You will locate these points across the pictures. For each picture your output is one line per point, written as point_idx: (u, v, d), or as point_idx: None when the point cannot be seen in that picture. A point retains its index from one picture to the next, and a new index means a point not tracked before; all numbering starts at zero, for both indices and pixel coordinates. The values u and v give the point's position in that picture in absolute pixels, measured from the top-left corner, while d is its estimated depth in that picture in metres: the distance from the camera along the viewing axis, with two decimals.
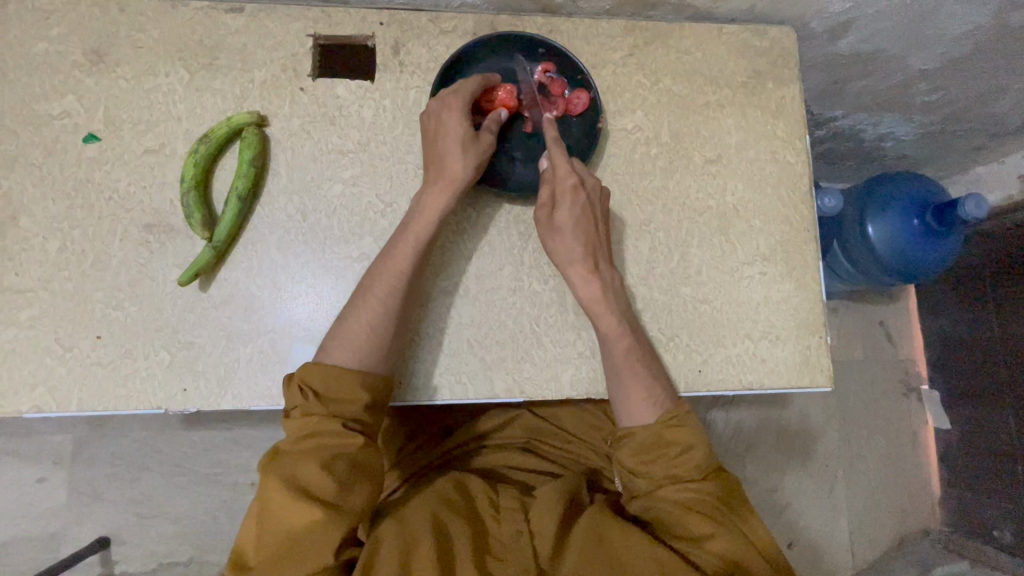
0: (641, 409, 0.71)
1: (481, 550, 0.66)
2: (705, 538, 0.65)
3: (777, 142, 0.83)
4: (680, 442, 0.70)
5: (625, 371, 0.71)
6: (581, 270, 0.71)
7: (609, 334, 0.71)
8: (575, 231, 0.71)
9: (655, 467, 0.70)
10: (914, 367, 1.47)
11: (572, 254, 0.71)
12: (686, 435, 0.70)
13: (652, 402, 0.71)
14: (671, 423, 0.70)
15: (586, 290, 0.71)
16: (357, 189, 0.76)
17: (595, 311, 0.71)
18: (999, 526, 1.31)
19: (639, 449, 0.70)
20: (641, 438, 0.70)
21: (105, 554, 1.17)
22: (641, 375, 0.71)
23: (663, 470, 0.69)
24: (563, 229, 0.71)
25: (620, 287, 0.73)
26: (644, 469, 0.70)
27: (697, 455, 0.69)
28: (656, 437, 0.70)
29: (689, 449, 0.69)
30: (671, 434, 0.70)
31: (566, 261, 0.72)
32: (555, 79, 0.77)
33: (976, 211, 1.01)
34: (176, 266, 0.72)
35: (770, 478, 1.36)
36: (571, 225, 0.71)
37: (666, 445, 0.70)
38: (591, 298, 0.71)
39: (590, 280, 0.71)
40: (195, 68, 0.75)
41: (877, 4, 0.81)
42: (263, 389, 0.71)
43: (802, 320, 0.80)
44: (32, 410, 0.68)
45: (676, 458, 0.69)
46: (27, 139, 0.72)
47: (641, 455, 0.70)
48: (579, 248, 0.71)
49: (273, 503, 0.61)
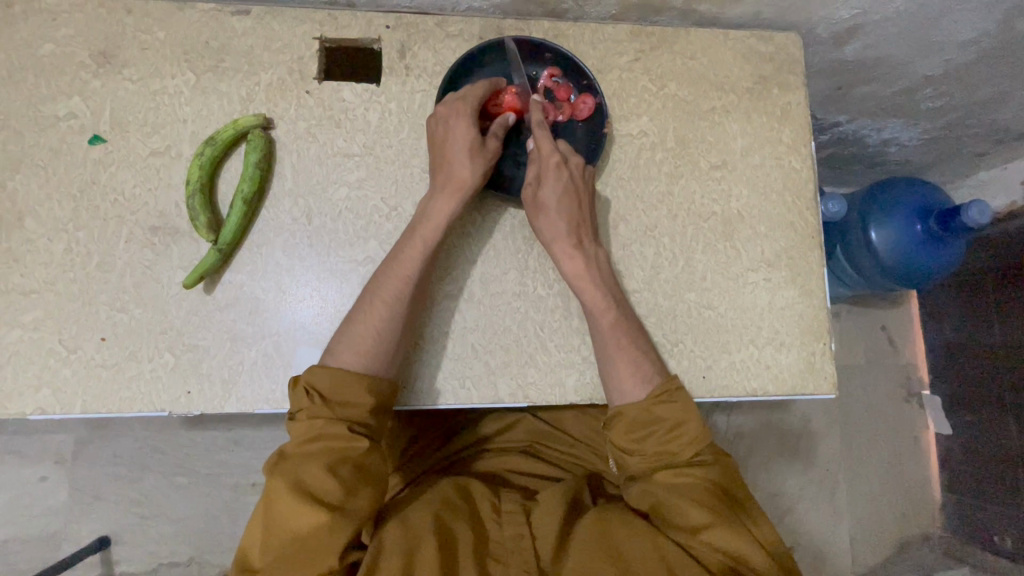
0: (632, 387, 0.71)
1: (481, 553, 0.66)
2: (703, 529, 0.64)
3: (782, 148, 0.83)
4: (672, 418, 0.69)
5: (613, 349, 0.71)
6: (566, 246, 0.72)
7: (595, 310, 0.72)
8: (560, 207, 0.72)
9: (648, 444, 0.70)
10: (917, 372, 1.47)
11: (557, 231, 0.72)
12: (677, 411, 0.70)
13: (642, 379, 0.71)
14: (660, 399, 0.70)
15: (571, 266, 0.72)
16: (362, 192, 0.76)
17: (578, 285, 0.72)
18: (999, 532, 1.32)
19: (631, 427, 0.70)
20: (631, 415, 0.70)
21: (106, 554, 1.17)
22: (628, 351, 0.71)
23: (656, 446, 0.69)
24: (547, 206, 0.72)
25: (605, 261, 0.74)
26: (635, 447, 0.70)
27: (688, 432, 0.69)
28: (648, 415, 0.70)
29: (680, 426, 0.69)
30: (662, 410, 0.70)
31: (551, 238, 0.72)
32: (561, 84, 0.77)
33: (980, 218, 1.01)
34: (182, 268, 0.72)
35: (771, 483, 1.36)
36: (556, 202, 0.72)
37: (657, 421, 0.70)
38: (575, 274, 0.72)
39: (574, 256, 0.72)
40: (201, 71, 0.75)
41: (883, 11, 0.81)
42: (267, 392, 0.71)
43: (806, 327, 0.80)
44: (37, 412, 0.68)
45: (668, 434, 0.69)
46: (32, 140, 0.72)
47: (633, 435, 0.70)
48: (563, 224, 0.72)
49: (276, 508, 0.60)
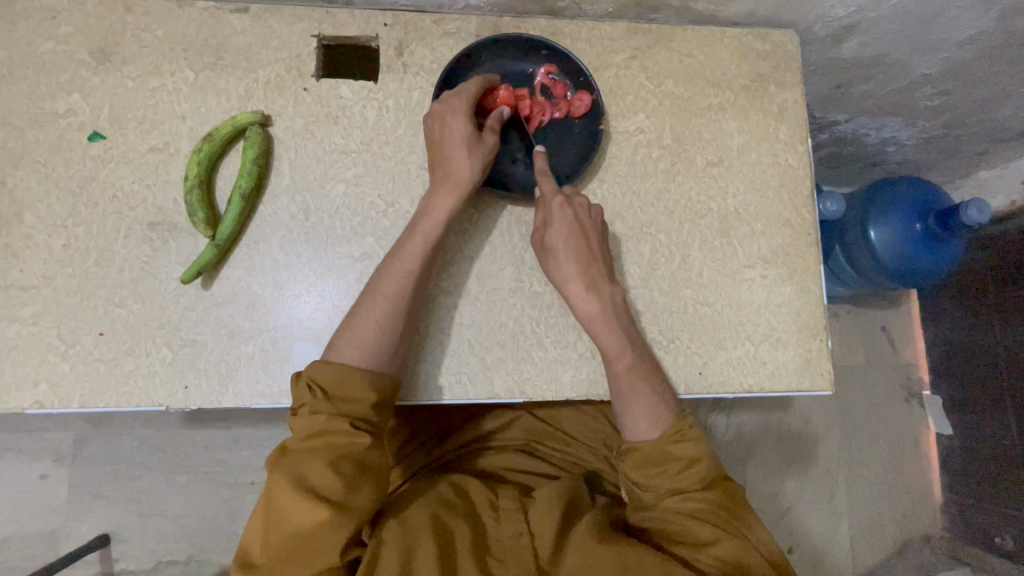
0: (646, 425, 0.70)
1: (481, 551, 0.66)
2: (707, 544, 0.65)
3: (779, 145, 0.83)
4: (687, 456, 0.69)
5: (628, 389, 0.71)
6: (578, 288, 0.71)
7: (612, 355, 0.71)
8: (568, 249, 0.71)
9: (659, 480, 0.69)
10: (918, 372, 1.46)
11: (568, 273, 0.71)
12: (691, 450, 0.69)
13: (656, 419, 0.71)
14: (674, 439, 0.69)
15: (586, 309, 0.71)
16: (359, 189, 0.76)
17: (594, 330, 0.71)
18: (1001, 533, 1.30)
19: (644, 464, 0.70)
20: (647, 451, 0.70)
21: (105, 552, 1.17)
22: (643, 392, 0.71)
23: (668, 483, 0.69)
24: (555, 249, 0.72)
25: (621, 303, 0.73)
26: (646, 482, 0.69)
27: (702, 469, 0.69)
28: (662, 452, 0.69)
29: (693, 465, 0.69)
30: (677, 450, 0.69)
31: (563, 281, 0.71)
32: (558, 81, 0.79)
33: (978, 216, 1.02)
34: (179, 263, 0.72)
35: (771, 483, 1.35)
36: (564, 244, 0.71)
37: (670, 460, 0.69)
38: (590, 317, 0.71)
39: (588, 300, 0.71)
40: (200, 68, 0.75)
41: (880, 9, 0.81)
42: (264, 387, 0.71)
43: (803, 323, 0.80)
44: (34, 406, 0.69)
45: (680, 472, 0.68)
46: (32, 137, 0.73)
47: (642, 469, 0.70)
48: (573, 266, 0.71)
49: (277, 501, 0.61)
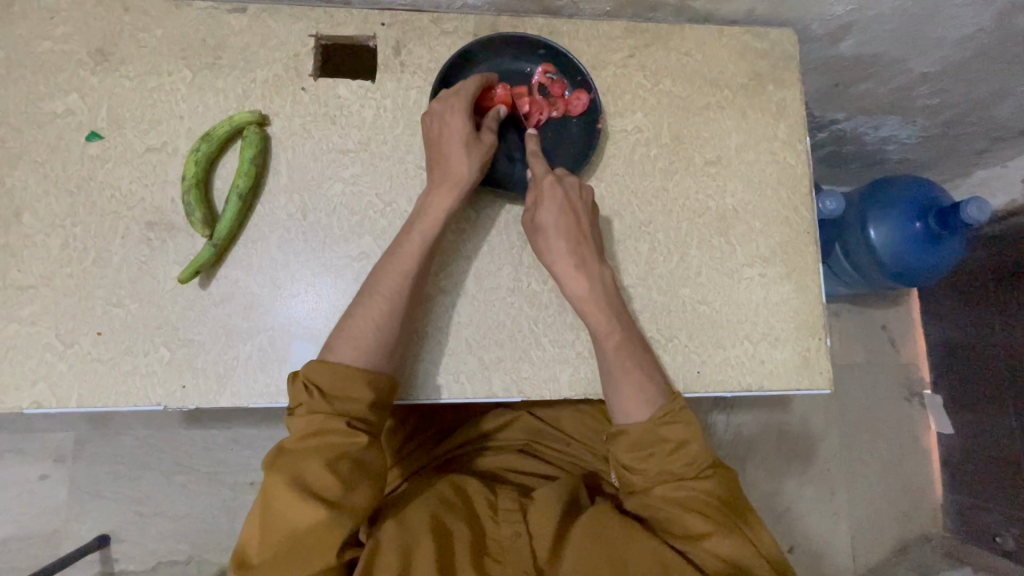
0: (634, 407, 0.70)
1: (479, 552, 0.66)
2: (702, 537, 0.64)
3: (777, 143, 0.83)
4: (674, 438, 0.68)
5: (617, 370, 0.71)
6: (567, 267, 0.71)
7: (600, 333, 0.71)
8: (557, 227, 0.71)
9: (650, 463, 0.69)
10: (919, 372, 1.46)
11: (558, 250, 0.71)
12: (679, 432, 0.68)
13: (646, 400, 0.70)
14: (662, 420, 0.69)
15: (575, 287, 0.71)
16: (357, 188, 0.76)
17: (584, 309, 0.71)
18: (1001, 532, 1.31)
19: (633, 445, 0.69)
20: (635, 433, 0.69)
21: (105, 552, 1.17)
22: (633, 371, 0.70)
23: (659, 465, 0.68)
24: (545, 228, 0.72)
25: (611, 282, 0.73)
26: (638, 465, 0.69)
27: (692, 451, 0.68)
28: (651, 435, 0.69)
29: (682, 446, 0.68)
30: (666, 431, 0.68)
31: (553, 260, 0.72)
32: (556, 80, 0.79)
33: (978, 214, 1.01)
34: (177, 263, 0.72)
35: (771, 482, 1.35)
36: (554, 223, 0.71)
37: (660, 441, 0.68)
38: (580, 295, 0.71)
39: (577, 279, 0.71)
40: (198, 68, 0.75)
41: (878, 7, 0.81)
42: (262, 387, 0.71)
43: (802, 321, 0.80)
44: (32, 406, 0.69)
45: (671, 453, 0.68)
46: (30, 137, 0.73)
47: (634, 452, 0.69)
48: (562, 243, 0.71)
49: (275, 502, 0.61)
